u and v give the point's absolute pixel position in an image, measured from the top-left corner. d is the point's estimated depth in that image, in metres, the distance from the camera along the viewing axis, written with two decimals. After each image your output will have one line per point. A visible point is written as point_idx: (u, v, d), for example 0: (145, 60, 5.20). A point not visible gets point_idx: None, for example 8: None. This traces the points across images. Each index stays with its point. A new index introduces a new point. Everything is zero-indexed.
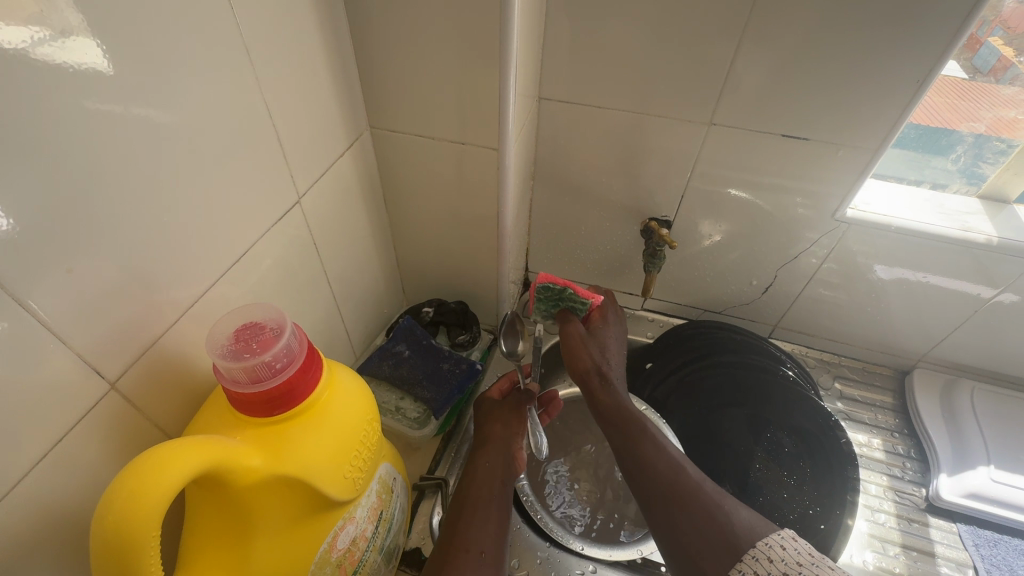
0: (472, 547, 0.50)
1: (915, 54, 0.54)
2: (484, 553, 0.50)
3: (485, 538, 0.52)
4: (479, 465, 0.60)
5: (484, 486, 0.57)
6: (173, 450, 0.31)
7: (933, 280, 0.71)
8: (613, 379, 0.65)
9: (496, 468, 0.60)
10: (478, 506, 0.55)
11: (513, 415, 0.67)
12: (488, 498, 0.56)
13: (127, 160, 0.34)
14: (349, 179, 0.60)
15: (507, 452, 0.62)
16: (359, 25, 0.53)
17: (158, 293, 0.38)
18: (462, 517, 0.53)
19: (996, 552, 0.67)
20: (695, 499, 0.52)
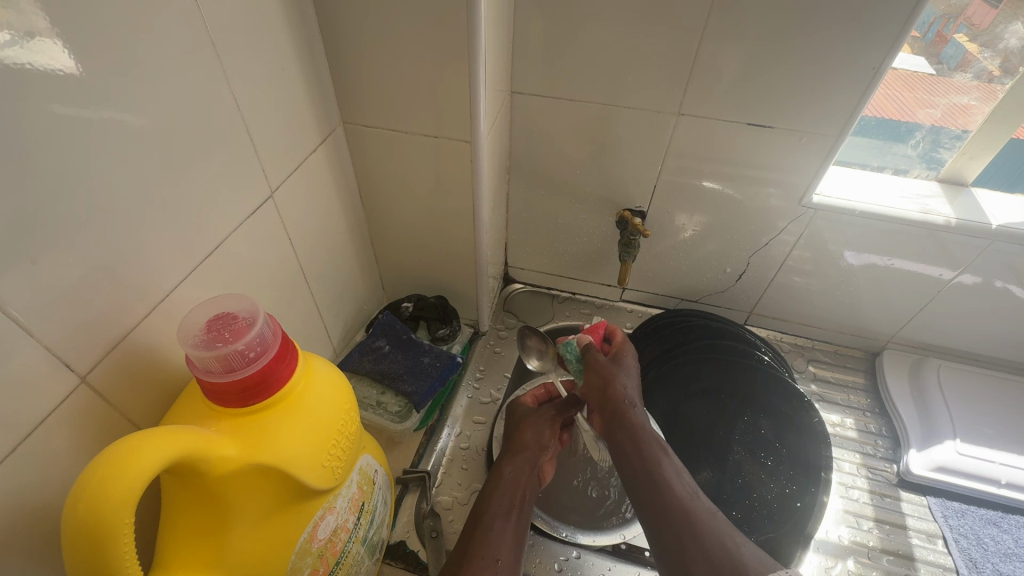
0: (490, 554, 0.49)
1: (870, 43, 0.56)
2: (500, 561, 0.49)
3: (504, 546, 0.50)
4: (506, 473, 0.59)
5: (508, 494, 0.56)
6: (145, 439, 0.31)
7: (897, 263, 0.73)
8: (634, 406, 0.57)
9: (522, 478, 0.59)
10: (499, 513, 0.54)
11: (540, 424, 0.66)
12: (510, 507, 0.55)
13: (95, 155, 0.34)
14: (323, 175, 0.61)
15: (534, 462, 0.61)
16: (328, 21, 0.53)
17: (128, 287, 0.38)
18: (488, 522, 0.52)
19: (964, 522, 0.69)
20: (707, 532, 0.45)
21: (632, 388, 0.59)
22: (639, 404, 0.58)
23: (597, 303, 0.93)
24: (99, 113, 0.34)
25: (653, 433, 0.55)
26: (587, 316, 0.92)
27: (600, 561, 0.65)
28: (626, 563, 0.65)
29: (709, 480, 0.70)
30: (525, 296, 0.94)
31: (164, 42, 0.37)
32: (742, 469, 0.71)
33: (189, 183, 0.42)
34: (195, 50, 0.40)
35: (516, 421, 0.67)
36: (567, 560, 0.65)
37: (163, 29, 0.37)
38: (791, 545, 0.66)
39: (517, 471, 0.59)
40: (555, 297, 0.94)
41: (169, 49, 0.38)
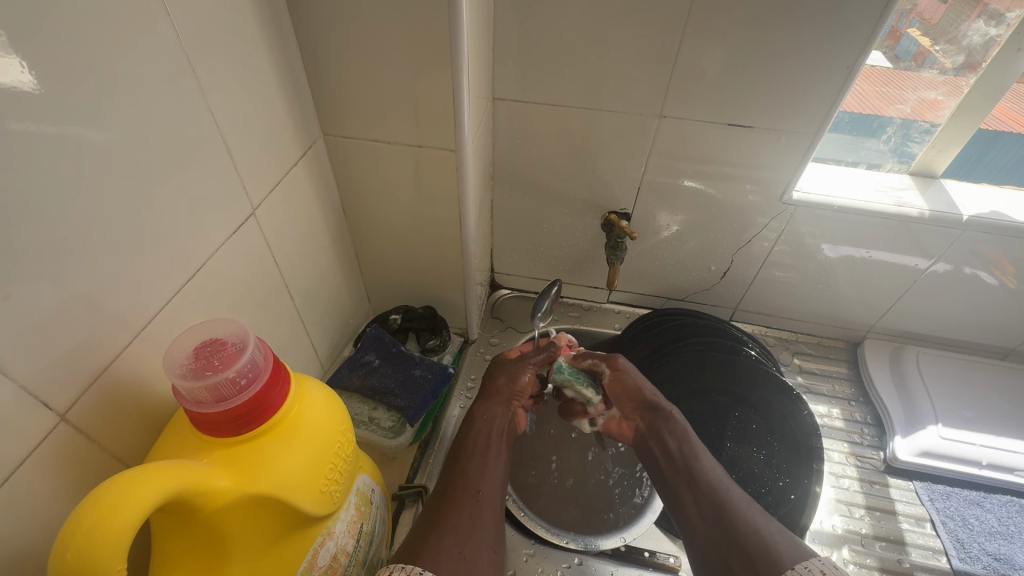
0: (471, 486, 0.53)
1: (843, 43, 0.57)
2: (481, 492, 0.52)
3: (483, 483, 0.54)
4: (480, 415, 0.62)
5: (483, 434, 0.59)
6: (136, 477, 0.29)
7: (875, 255, 0.75)
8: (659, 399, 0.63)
9: (496, 420, 0.61)
10: (475, 450, 0.57)
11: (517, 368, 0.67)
12: (485, 445, 0.58)
13: (64, 178, 0.32)
14: (305, 189, 0.59)
15: (507, 406, 0.64)
16: (304, 31, 0.52)
17: (107, 316, 0.36)
18: (467, 460, 0.56)
19: (949, 504, 0.71)
20: (738, 512, 0.50)
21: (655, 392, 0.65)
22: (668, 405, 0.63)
23: (584, 306, 0.93)
24: (66, 132, 0.32)
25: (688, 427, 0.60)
26: (576, 319, 0.92)
27: (603, 565, 0.65)
28: (628, 566, 0.65)
29: None
30: (513, 302, 0.94)
31: (133, 56, 0.36)
32: (738, 463, 0.72)
33: (165, 202, 0.40)
34: (167, 64, 0.39)
35: (488, 372, 0.68)
36: (570, 566, 0.64)
37: (132, 43, 0.36)
38: None
39: (491, 414, 0.62)
40: None
41: (139, 64, 0.36)
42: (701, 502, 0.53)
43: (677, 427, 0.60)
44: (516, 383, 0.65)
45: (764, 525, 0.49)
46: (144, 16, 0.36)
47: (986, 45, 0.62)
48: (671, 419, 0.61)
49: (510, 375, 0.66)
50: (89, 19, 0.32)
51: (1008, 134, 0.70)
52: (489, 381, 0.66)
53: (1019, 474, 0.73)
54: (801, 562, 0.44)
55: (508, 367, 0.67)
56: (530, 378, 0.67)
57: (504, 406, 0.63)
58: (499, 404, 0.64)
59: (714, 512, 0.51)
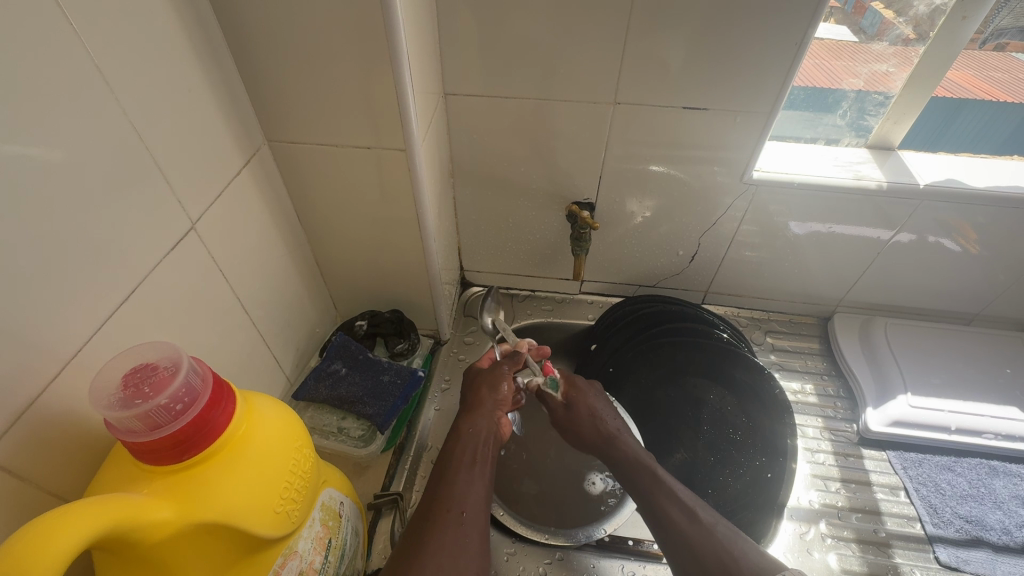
0: (454, 506, 0.51)
1: (791, 18, 0.57)
2: (465, 514, 0.51)
3: (468, 498, 0.53)
4: (465, 430, 0.61)
5: (468, 451, 0.58)
6: (60, 517, 0.28)
7: (838, 230, 0.76)
8: (622, 433, 0.65)
9: (481, 435, 0.60)
10: (461, 468, 0.56)
11: (494, 378, 0.67)
12: (471, 461, 0.57)
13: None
14: (252, 199, 0.57)
15: (491, 418, 0.63)
16: (235, 34, 0.50)
17: (30, 347, 0.35)
18: (451, 478, 0.54)
19: (922, 471, 0.72)
20: (712, 542, 0.51)
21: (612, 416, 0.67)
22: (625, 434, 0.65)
23: (557, 298, 0.93)
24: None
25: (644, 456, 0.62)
26: (549, 312, 0.91)
27: (586, 558, 0.65)
28: (610, 558, 0.65)
29: (683, 461, 0.72)
30: (485, 299, 0.93)
31: (38, 70, 0.34)
32: (717, 446, 0.73)
33: (90, 221, 0.38)
34: (79, 76, 0.36)
35: (470, 384, 0.68)
36: (551, 563, 0.64)
37: (37, 55, 0.33)
38: (763, 514, 0.68)
39: (477, 427, 0.61)
40: (514, 296, 0.93)
41: (45, 76, 0.34)
42: (672, 532, 0.53)
43: (643, 462, 0.61)
44: (497, 393, 0.66)
45: (736, 552, 0.49)
46: (47, 24, 0.34)
47: (931, 14, 0.62)
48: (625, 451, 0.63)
49: (489, 385, 0.66)
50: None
51: (975, 101, 0.70)
52: (470, 393, 0.66)
53: (989, 436, 0.74)
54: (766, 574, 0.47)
55: (489, 379, 0.67)
56: (510, 388, 0.67)
57: (488, 419, 0.63)
58: (484, 418, 0.63)
59: (686, 542, 0.52)
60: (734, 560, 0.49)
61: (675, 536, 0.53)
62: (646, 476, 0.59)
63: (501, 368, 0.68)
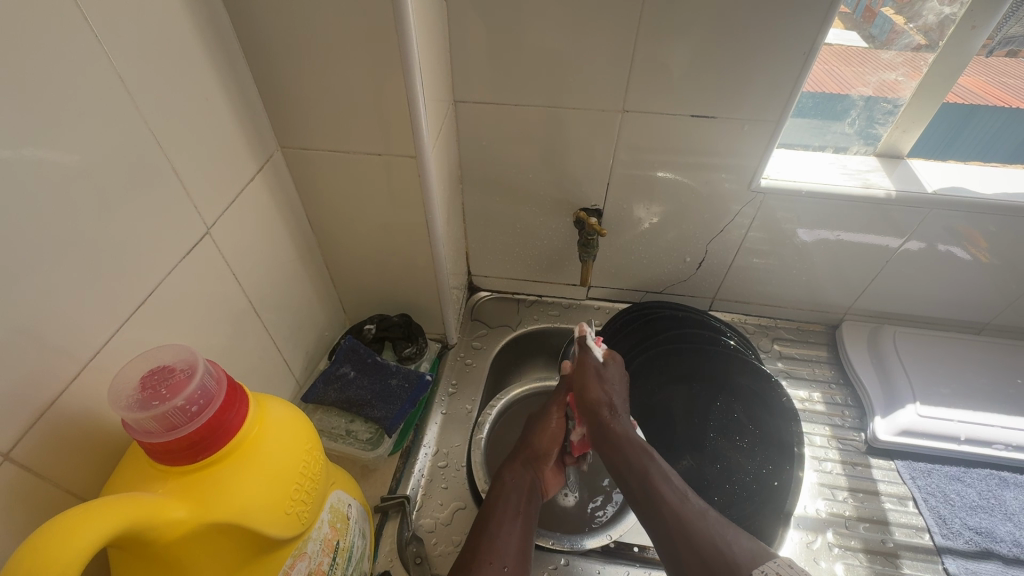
0: (498, 561, 0.52)
1: (797, 27, 0.57)
2: (507, 567, 0.52)
3: (509, 551, 0.53)
4: (508, 481, 0.62)
5: (512, 499, 0.59)
6: (80, 515, 0.29)
7: (847, 237, 0.76)
8: (616, 410, 0.63)
9: (523, 488, 0.61)
10: (506, 523, 0.56)
11: (541, 427, 0.68)
12: (516, 511, 0.58)
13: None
14: (265, 204, 0.58)
15: (534, 471, 0.64)
16: (251, 43, 0.51)
17: (51, 349, 0.36)
18: (493, 527, 0.55)
19: (931, 481, 0.72)
20: (702, 527, 0.49)
21: (619, 391, 0.65)
22: (623, 413, 0.64)
23: (564, 303, 0.93)
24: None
25: (638, 437, 0.60)
26: (556, 317, 0.91)
27: (591, 564, 0.65)
28: (615, 563, 0.65)
29: (688, 469, 0.72)
30: (492, 304, 0.93)
31: (62, 78, 0.35)
32: (721, 454, 0.72)
33: (106, 225, 0.39)
34: (99, 83, 0.37)
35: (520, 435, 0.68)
36: (556, 568, 0.64)
37: (58, 63, 0.34)
38: (769, 523, 0.67)
39: (519, 479, 0.62)
40: (522, 302, 0.93)
41: (65, 84, 0.35)
42: (661, 512, 0.52)
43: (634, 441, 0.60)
44: (541, 444, 0.66)
45: (729, 539, 0.48)
46: (69, 32, 0.35)
47: (941, 23, 0.62)
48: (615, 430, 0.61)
49: (538, 433, 0.67)
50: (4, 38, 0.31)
51: (986, 107, 0.70)
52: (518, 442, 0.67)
53: (998, 447, 0.73)
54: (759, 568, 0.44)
55: (535, 430, 0.68)
56: (557, 431, 0.67)
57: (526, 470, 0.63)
58: (525, 467, 0.64)
59: (667, 516, 0.51)
60: (727, 545, 0.47)
61: (665, 516, 0.51)
62: (640, 455, 0.58)
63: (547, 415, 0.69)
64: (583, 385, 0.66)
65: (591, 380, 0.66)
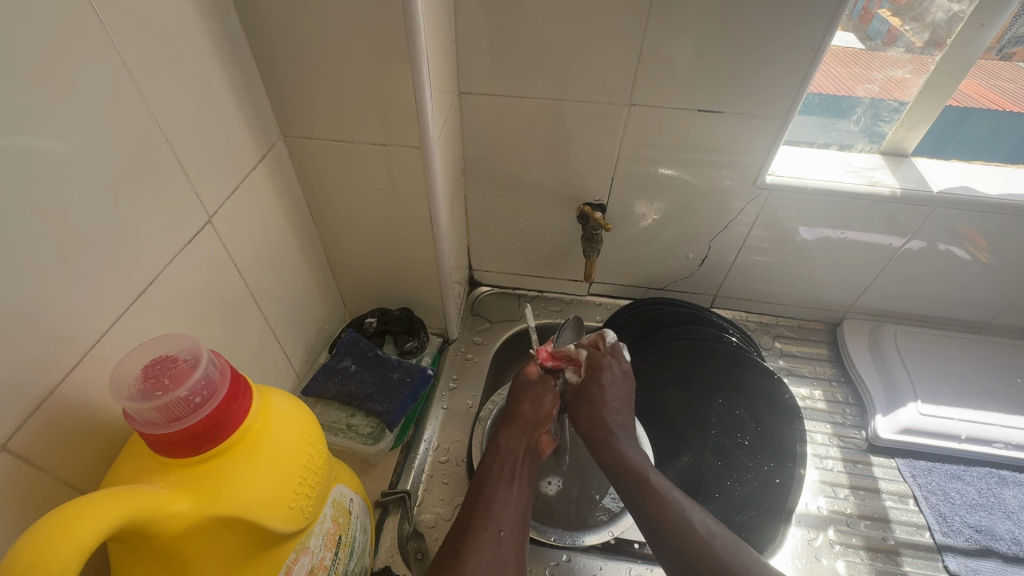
0: (493, 525, 0.52)
1: (808, 24, 0.57)
2: (502, 532, 0.52)
3: (505, 517, 0.53)
4: (503, 443, 0.60)
5: (507, 465, 0.58)
6: (82, 507, 0.28)
7: (851, 235, 0.76)
8: (614, 432, 0.60)
9: (519, 449, 0.60)
10: (498, 494, 0.55)
11: (539, 389, 0.65)
12: (510, 477, 0.57)
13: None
14: (266, 194, 0.57)
15: (529, 434, 0.62)
16: (255, 30, 0.50)
17: (50, 338, 0.35)
18: (488, 495, 0.55)
19: (931, 479, 0.72)
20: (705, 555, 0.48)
21: (622, 410, 0.61)
22: (621, 431, 0.60)
23: (565, 299, 0.93)
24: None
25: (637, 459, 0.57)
26: (557, 313, 0.91)
27: (592, 561, 0.64)
28: (617, 560, 0.65)
29: (688, 466, 0.71)
30: (493, 299, 0.93)
31: (65, 61, 0.34)
32: (723, 450, 0.72)
33: (106, 213, 0.38)
34: (103, 67, 0.36)
35: (514, 388, 0.66)
36: (558, 564, 0.64)
37: (58, 44, 0.33)
38: (772, 522, 0.67)
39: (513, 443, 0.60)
40: (522, 297, 0.93)
41: (69, 67, 0.34)
42: (664, 537, 0.51)
43: (629, 467, 0.57)
44: (538, 407, 0.64)
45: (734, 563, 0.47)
46: (69, 13, 0.33)
47: (948, 23, 0.62)
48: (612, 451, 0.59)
49: (534, 397, 0.64)
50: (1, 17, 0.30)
51: (979, 110, 0.70)
52: (514, 402, 0.64)
53: (998, 446, 0.74)
54: None
55: (532, 392, 0.65)
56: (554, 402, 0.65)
57: (524, 433, 0.61)
58: (521, 429, 0.62)
59: (671, 538, 0.50)
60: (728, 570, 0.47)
61: (666, 540, 0.50)
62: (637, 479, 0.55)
63: (540, 378, 0.66)
64: (579, 411, 0.62)
65: (584, 402, 0.62)
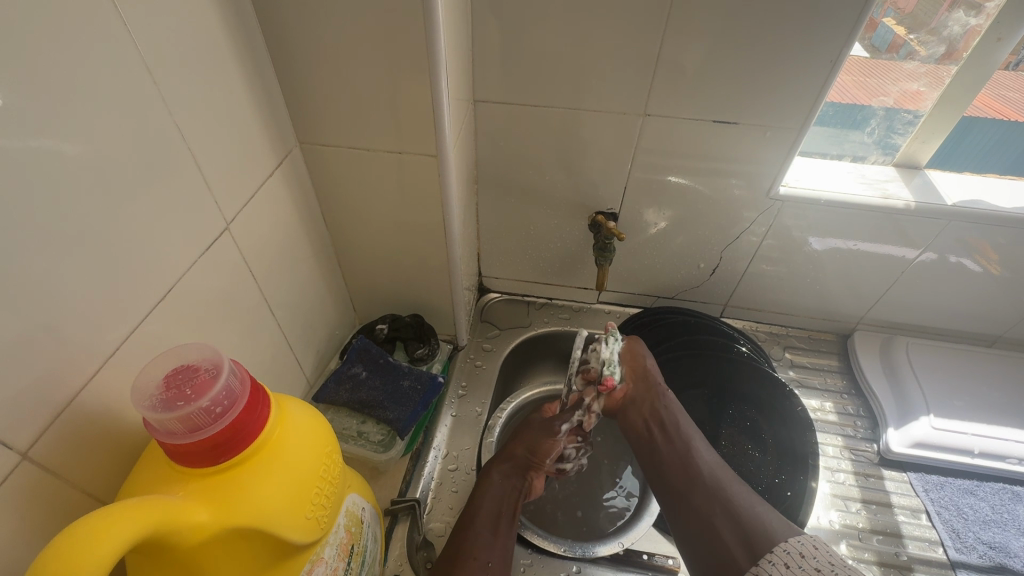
0: (483, 558, 0.54)
1: (825, 36, 0.57)
2: (490, 565, 0.54)
3: (494, 551, 0.55)
4: (497, 479, 0.62)
5: (495, 503, 0.59)
6: (106, 517, 0.28)
7: (863, 247, 0.75)
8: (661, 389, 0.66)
9: (511, 489, 0.61)
10: (481, 528, 0.56)
11: (541, 433, 0.65)
12: (499, 514, 0.59)
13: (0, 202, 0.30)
14: (282, 200, 0.57)
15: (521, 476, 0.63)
16: (273, 38, 0.50)
17: (70, 345, 0.35)
18: (474, 529, 0.56)
19: (944, 494, 0.72)
20: (733, 512, 0.55)
21: (655, 369, 0.68)
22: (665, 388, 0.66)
23: (574, 307, 0.92)
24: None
25: (679, 417, 0.64)
26: (566, 320, 0.90)
27: (601, 572, 0.63)
28: (625, 571, 0.64)
29: None
30: (502, 306, 0.92)
31: (89, 69, 0.34)
32: (731, 461, 0.71)
33: (126, 220, 0.38)
34: (126, 74, 0.36)
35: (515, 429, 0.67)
36: None
37: (81, 53, 0.33)
38: None
39: (507, 482, 0.61)
40: (532, 304, 0.92)
41: (93, 76, 0.34)
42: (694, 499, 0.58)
43: (671, 421, 0.63)
44: (536, 450, 0.64)
45: (753, 511, 0.55)
46: (93, 20, 0.33)
47: (965, 35, 0.62)
48: (659, 404, 0.65)
49: (532, 440, 0.65)
50: (24, 24, 0.30)
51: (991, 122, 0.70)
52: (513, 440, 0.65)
53: (1011, 461, 0.73)
54: (783, 547, 0.50)
55: (532, 432, 0.66)
56: (554, 446, 0.65)
57: (520, 470, 0.63)
58: (514, 470, 0.63)
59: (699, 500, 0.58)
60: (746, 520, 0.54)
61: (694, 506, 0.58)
62: (680, 433, 0.63)
63: (542, 422, 0.66)
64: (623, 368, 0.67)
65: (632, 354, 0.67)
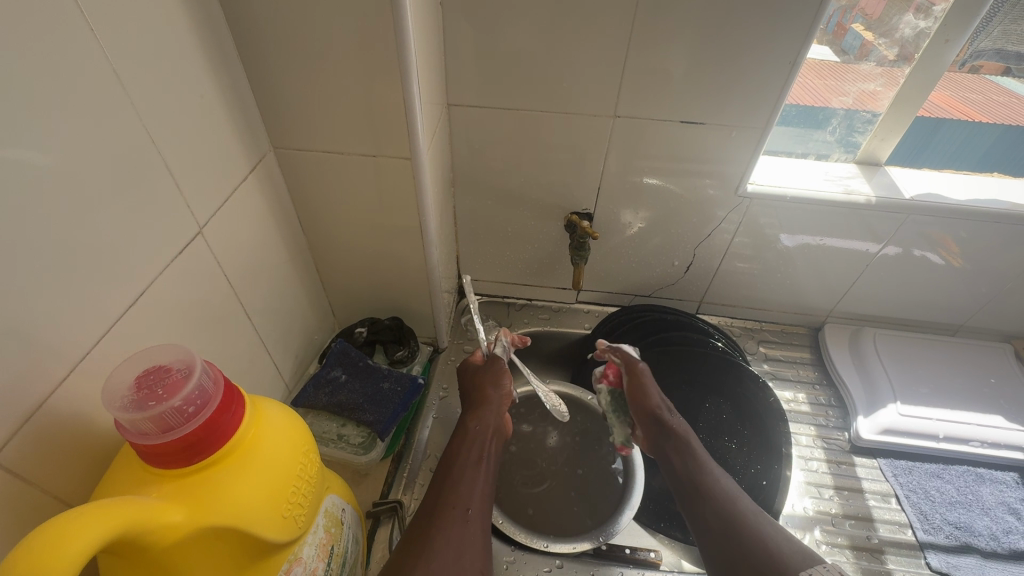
0: (460, 503, 0.53)
1: (785, 35, 0.59)
2: (470, 510, 0.53)
3: (473, 495, 0.55)
4: (471, 428, 0.62)
5: (475, 447, 0.60)
6: (77, 518, 0.28)
7: (830, 242, 0.78)
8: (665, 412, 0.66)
9: (485, 432, 0.62)
10: (463, 467, 0.57)
11: (496, 374, 0.68)
12: (477, 459, 0.59)
13: None
14: (257, 204, 0.58)
15: (496, 413, 0.64)
16: (244, 41, 0.51)
17: (40, 350, 0.35)
18: (456, 474, 0.56)
19: (912, 478, 0.74)
20: (742, 526, 0.54)
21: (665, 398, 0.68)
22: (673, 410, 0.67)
23: (553, 307, 0.94)
24: None
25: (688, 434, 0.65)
26: (545, 321, 0.92)
27: (585, 566, 0.64)
28: (609, 565, 0.65)
29: None
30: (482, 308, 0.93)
31: (58, 73, 0.34)
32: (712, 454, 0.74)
33: (97, 224, 0.38)
34: (94, 77, 0.37)
35: (471, 378, 0.69)
36: (551, 570, 0.64)
37: (51, 57, 0.33)
38: None
39: (482, 423, 0.62)
40: (511, 305, 0.94)
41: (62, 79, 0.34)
42: (713, 515, 0.56)
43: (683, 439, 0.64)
44: (500, 389, 0.66)
45: (778, 542, 0.52)
46: (60, 26, 0.34)
47: (916, 38, 0.65)
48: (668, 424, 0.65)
49: (493, 381, 0.67)
50: None
51: (944, 120, 0.73)
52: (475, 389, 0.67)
53: (974, 444, 0.76)
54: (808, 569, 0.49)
55: (491, 374, 0.68)
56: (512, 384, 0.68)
57: (493, 415, 0.64)
58: (488, 413, 0.64)
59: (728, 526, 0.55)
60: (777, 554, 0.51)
61: (725, 537, 0.54)
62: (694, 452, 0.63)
63: (500, 364, 0.69)
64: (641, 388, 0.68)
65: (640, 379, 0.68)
